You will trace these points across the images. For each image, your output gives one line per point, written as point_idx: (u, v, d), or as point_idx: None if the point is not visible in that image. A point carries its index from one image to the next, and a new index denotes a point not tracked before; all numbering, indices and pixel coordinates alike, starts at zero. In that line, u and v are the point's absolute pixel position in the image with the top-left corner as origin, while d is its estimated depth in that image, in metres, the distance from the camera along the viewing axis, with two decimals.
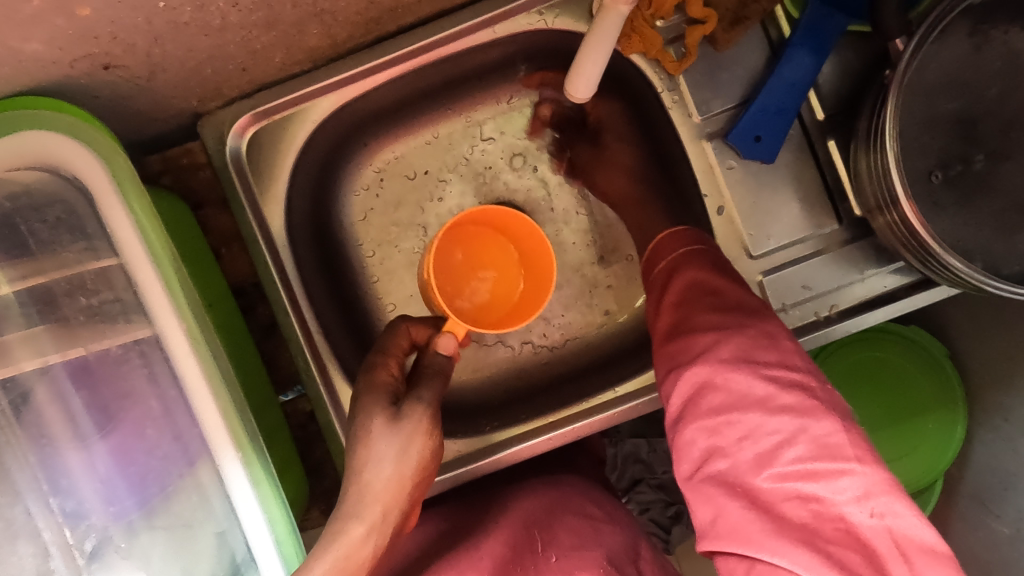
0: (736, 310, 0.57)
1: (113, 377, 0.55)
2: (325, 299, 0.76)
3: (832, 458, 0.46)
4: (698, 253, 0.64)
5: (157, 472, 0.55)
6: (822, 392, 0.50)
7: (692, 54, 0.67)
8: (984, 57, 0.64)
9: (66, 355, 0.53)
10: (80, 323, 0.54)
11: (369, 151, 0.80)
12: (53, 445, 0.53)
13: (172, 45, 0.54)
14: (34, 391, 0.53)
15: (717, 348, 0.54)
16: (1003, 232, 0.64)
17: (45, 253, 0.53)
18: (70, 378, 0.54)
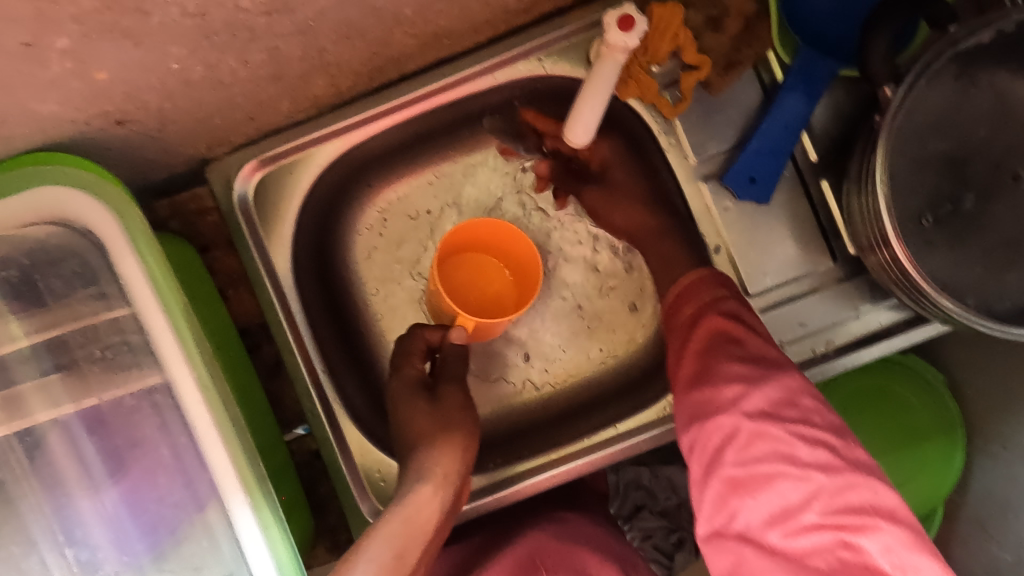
0: (762, 357, 0.57)
1: (124, 425, 0.56)
2: (330, 338, 0.77)
3: (859, 516, 0.48)
4: (718, 301, 0.62)
5: (167, 518, 0.56)
6: (844, 447, 0.52)
7: (688, 98, 0.69)
8: (972, 99, 0.66)
9: (80, 405, 0.55)
10: (93, 373, 0.55)
11: (372, 192, 0.81)
12: (66, 494, 0.55)
13: (182, 100, 0.55)
14: (49, 441, 0.55)
15: (744, 401, 0.54)
16: (996, 269, 0.66)
17: (61, 305, 0.55)
18: (83, 428, 0.55)
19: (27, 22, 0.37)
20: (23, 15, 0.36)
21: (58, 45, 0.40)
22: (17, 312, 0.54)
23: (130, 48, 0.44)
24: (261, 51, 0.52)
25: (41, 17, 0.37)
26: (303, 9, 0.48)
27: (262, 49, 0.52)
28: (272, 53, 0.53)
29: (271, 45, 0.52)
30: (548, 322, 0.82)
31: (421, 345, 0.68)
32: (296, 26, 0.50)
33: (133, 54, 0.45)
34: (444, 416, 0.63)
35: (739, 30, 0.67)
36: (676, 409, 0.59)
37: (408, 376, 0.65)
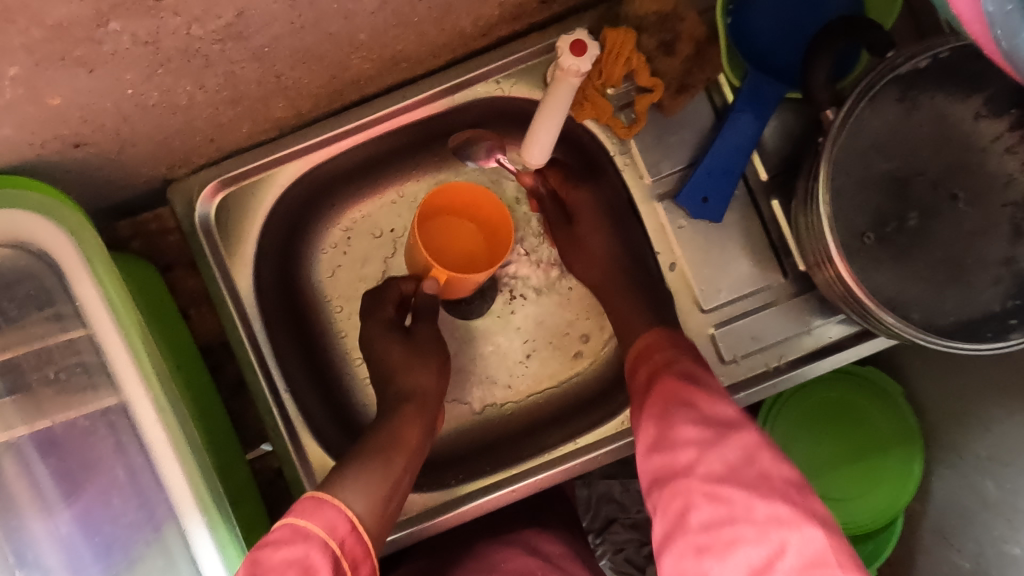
0: (714, 414, 0.58)
1: (78, 446, 0.56)
2: (293, 356, 0.78)
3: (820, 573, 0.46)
4: (671, 362, 0.64)
5: (122, 539, 0.56)
6: (805, 498, 0.51)
7: (642, 120, 0.71)
8: (913, 121, 0.69)
9: (33, 427, 0.55)
10: (47, 396, 0.55)
11: (336, 211, 0.82)
12: (17, 516, 0.54)
13: (140, 123, 0.56)
14: (1, 463, 0.54)
15: (699, 464, 0.55)
16: (937, 284, 0.69)
17: (14, 329, 0.54)
18: (35, 449, 0.55)
19: None
20: None
21: (10, 73, 0.41)
22: None
23: (84, 74, 0.44)
24: (217, 75, 0.53)
25: None
26: (258, 36, 0.49)
27: (218, 74, 0.52)
28: (229, 77, 0.54)
29: (227, 69, 0.52)
30: (511, 337, 0.84)
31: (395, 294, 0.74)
32: (252, 52, 0.51)
33: (87, 81, 0.46)
34: (418, 350, 0.72)
35: (691, 53, 0.69)
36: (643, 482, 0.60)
37: (383, 318, 0.73)
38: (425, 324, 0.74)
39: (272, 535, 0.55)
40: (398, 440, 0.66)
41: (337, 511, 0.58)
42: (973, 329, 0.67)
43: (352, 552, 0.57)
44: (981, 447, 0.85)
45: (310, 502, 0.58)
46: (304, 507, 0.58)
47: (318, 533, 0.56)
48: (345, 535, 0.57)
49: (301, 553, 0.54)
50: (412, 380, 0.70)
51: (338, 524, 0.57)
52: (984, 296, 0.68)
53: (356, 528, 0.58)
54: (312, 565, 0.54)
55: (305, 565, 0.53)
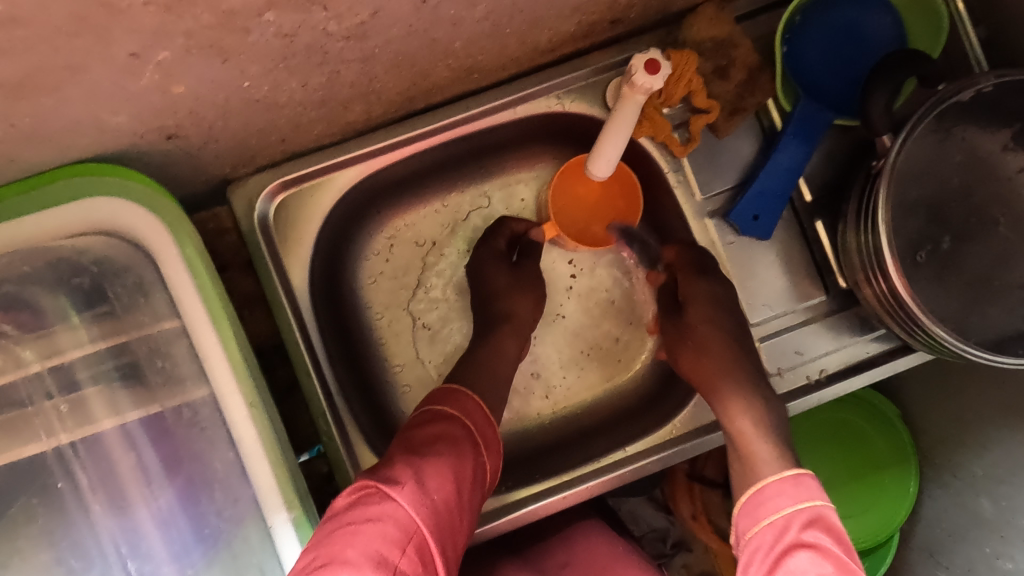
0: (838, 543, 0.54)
1: (182, 441, 0.58)
2: (340, 362, 0.77)
3: None
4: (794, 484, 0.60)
5: (222, 530, 0.59)
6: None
7: (696, 139, 0.74)
8: (948, 150, 0.73)
9: (141, 413, 0.58)
10: (156, 384, 0.58)
11: (382, 219, 0.82)
12: (127, 506, 0.58)
13: (234, 119, 0.56)
14: (113, 454, 0.58)
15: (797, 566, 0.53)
16: (968, 306, 0.72)
17: (127, 314, 0.58)
18: (145, 439, 0.58)
19: (146, 33, 0.38)
20: (146, 26, 0.37)
21: (159, 57, 0.41)
22: (87, 318, 0.57)
23: (218, 63, 0.45)
24: (323, 74, 0.54)
25: (160, 30, 0.38)
26: (375, 37, 0.50)
27: (325, 73, 0.54)
28: (332, 77, 0.55)
29: (334, 69, 0.53)
30: (550, 348, 0.85)
31: (507, 233, 0.81)
32: (363, 53, 0.52)
33: (216, 71, 0.46)
34: (521, 281, 0.80)
35: (743, 79, 0.72)
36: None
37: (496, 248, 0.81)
38: (530, 261, 0.81)
39: (415, 418, 0.64)
40: (498, 356, 0.75)
41: (466, 397, 0.68)
42: (1007, 346, 0.70)
43: (484, 433, 0.66)
44: (977, 464, 0.89)
45: (443, 391, 0.68)
46: (439, 395, 0.67)
47: (455, 413, 0.65)
48: (475, 417, 0.66)
49: (443, 427, 0.63)
50: (510, 306, 0.78)
51: (470, 408, 0.67)
52: (1012, 317, 0.71)
53: (484, 411, 0.68)
54: (454, 435, 0.63)
55: (448, 436, 0.62)
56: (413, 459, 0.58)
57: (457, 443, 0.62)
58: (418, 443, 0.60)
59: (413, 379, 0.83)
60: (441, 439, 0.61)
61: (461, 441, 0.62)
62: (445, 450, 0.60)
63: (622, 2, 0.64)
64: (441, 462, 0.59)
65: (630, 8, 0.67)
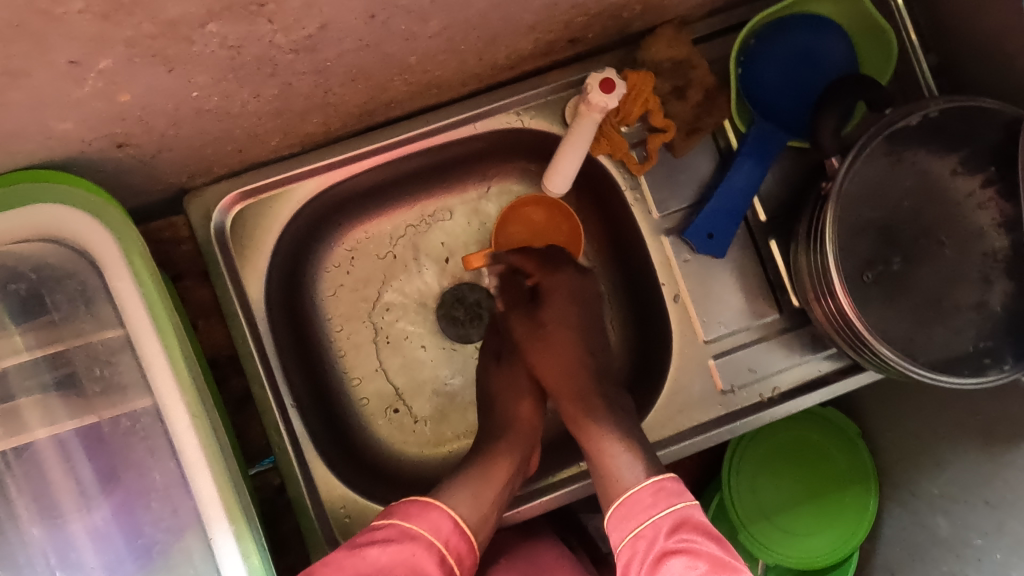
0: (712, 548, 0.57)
1: (121, 449, 0.58)
2: (296, 374, 0.77)
3: None
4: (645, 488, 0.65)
5: (159, 543, 0.58)
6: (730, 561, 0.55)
7: (653, 158, 0.75)
8: (898, 174, 0.74)
9: (80, 421, 0.58)
10: (93, 393, 0.58)
11: (343, 231, 0.83)
12: (59, 516, 0.58)
13: (186, 128, 0.56)
14: (46, 462, 0.57)
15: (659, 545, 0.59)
16: (918, 325, 0.73)
17: (64, 323, 0.57)
18: (81, 446, 0.58)
19: (85, 39, 0.38)
20: (84, 34, 0.37)
21: (100, 65, 0.41)
22: (22, 326, 0.57)
23: (164, 72, 0.45)
24: (275, 86, 0.54)
25: (99, 38, 0.38)
26: (328, 50, 0.50)
27: (277, 85, 0.54)
28: (284, 89, 0.55)
29: (286, 81, 0.54)
30: None
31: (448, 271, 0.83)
32: (314, 66, 0.53)
33: (163, 80, 0.46)
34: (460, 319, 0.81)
35: (701, 99, 0.73)
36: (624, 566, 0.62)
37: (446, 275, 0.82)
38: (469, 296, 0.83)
39: (407, 505, 0.66)
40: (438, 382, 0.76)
41: (444, 517, 0.65)
42: (953, 366, 0.72)
43: (478, 523, 0.67)
44: (932, 482, 0.90)
45: (419, 506, 0.65)
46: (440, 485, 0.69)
47: (422, 531, 0.63)
48: (471, 508, 0.67)
49: (436, 522, 0.64)
50: None
51: (465, 497, 0.68)
52: (961, 337, 0.73)
53: (486, 497, 0.69)
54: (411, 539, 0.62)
55: (433, 536, 0.63)
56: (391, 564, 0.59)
57: (443, 547, 0.63)
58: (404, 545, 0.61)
59: (371, 392, 0.83)
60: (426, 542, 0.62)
61: (448, 542, 0.64)
62: (426, 556, 0.62)
63: (578, 22, 0.65)
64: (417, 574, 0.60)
65: (587, 28, 0.68)
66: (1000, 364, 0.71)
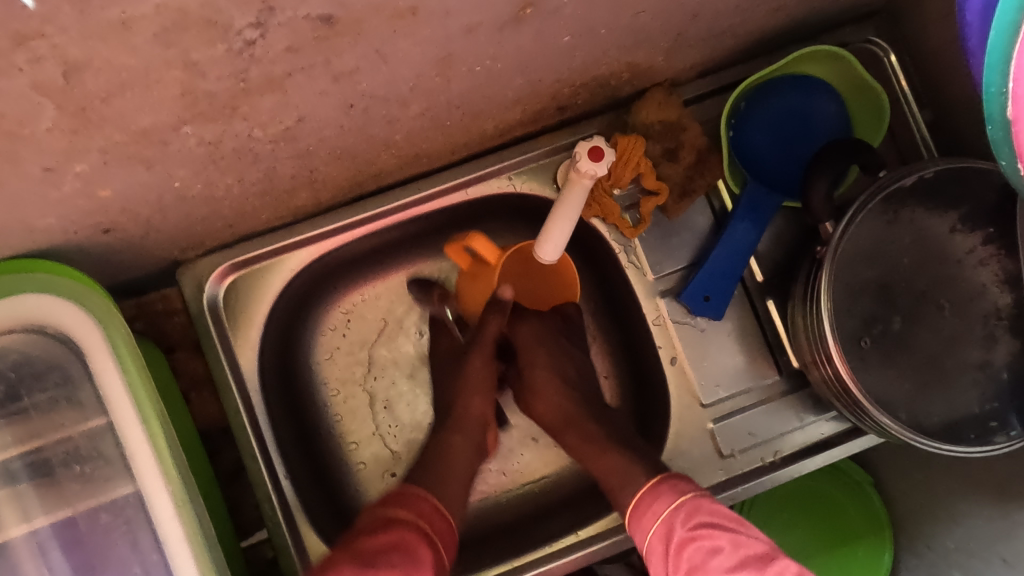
0: (738, 537, 0.57)
1: (99, 543, 0.57)
2: (291, 443, 0.77)
3: (754, 568, 0.54)
4: (663, 482, 0.64)
5: None
6: (739, 524, 0.58)
7: (646, 221, 0.75)
8: (895, 234, 0.71)
9: (52, 517, 0.57)
10: (72, 488, 0.57)
11: (337, 293, 0.81)
12: None
13: (172, 212, 0.56)
14: (19, 556, 0.56)
15: (680, 510, 0.61)
16: (921, 388, 0.70)
17: (42, 418, 0.57)
18: (57, 541, 0.57)
19: (57, 151, 0.38)
20: (55, 147, 0.37)
21: (76, 169, 0.41)
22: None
23: (143, 169, 0.45)
24: (258, 170, 0.54)
25: (70, 149, 0.38)
26: (308, 138, 0.51)
27: (259, 169, 0.54)
28: (267, 172, 0.55)
29: (268, 166, 0.54)
30: (507, 424, 0.83)
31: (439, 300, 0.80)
32: (296, 151, 0.53)
33: (142, 175, 0.46)
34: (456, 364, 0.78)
35: (693, 161, 0.72)
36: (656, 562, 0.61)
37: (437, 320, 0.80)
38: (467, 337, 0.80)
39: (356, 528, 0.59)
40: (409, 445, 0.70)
41: (421, 499, 0.63)
42: (959, 432, 0.69)
43: (441, 532, 0.61)
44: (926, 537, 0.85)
45: (403, 495, 0.63)
46: (396, 499, 0.63)
47: (409, 516, 0.60)
48: (429, 516, 0.62)
49: (399, 536, 0.57)
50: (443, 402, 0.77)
51: (424, 510, 0.62)
52: (964, 400, 0.70)
53: (441, 512, 0.63)
54: (407, 541, 0.57)
55: (402, 546, 0.56)
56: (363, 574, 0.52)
57: (415, 553, 0.56)
58: (369, 555, 0.54)
59: (369, 457, 0.81)
60: (396, 550, 0.55)
61: (419, 551, 0.57)
62: (399, 561, 0.54)
63: (565, 92, 0.65)
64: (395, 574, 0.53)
65: (575, 96, 0.68)
66: (1006, 429, 0.69)
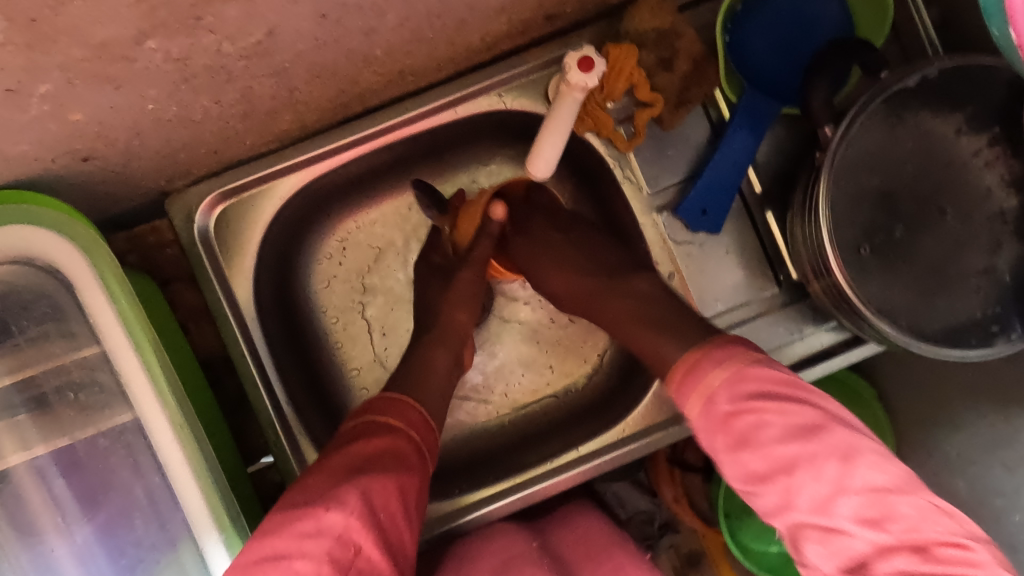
0: (786, 407, 0.50)
1: (100, 468, 0.59)
2: (294, 369, 0.77)
3: (805, 440, 0.49)
4: (707, 350, 0.56)
5: (145, 560, 0.59)
6: (790, 389, 0.51)
7: (641, 134, 0.72)
8: (899, 138, 0.69)
9: (52, 445, 0.58)
10: (67, 416, 0.59)
11: (331, 221, 0.80)
12: (42, 539, 0.57)
13: (151, 137, 0.55)
14: (22, 483, 0.57)
15: (722, 381, 0.53)
16: (923, 294, 0.69)
17: (32, 348, 0.57)
18: (58, 468, 0.58)
19: (16, 69, 0.37)
20: (13, 65, 0.36)
21: (40, 90, 0.40)
22: None
23: (111, 89, 0.44)
24: (234, 90, 0.53)
25: (31, 66, 0.37)
26: (281, 52, 0.49)
27: (235, 89, 0.52)
28: (244, 92, 0.54)
29: (244, 84, 0.52)
30: (509, 349, 0.83)
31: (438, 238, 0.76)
32: (272, 67, 0.51)
33: (113, 96, 0.45)
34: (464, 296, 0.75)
35: (689, 70, 0.70)
36: (696, 417, 0.55)
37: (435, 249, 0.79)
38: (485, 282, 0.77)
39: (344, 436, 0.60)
40: (418, 369, 0.69)
41: (409, 408, 0.63)
42: (960, 336, 0.68)
43: (427, 440, 0.63)
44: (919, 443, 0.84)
45: (386, 402, 0.63)
46: (379, 403, 0.63)
47: (399, 425, 0.61)
48: (419, 428, 0.63)
49: (389, 441, 0.59)
50: None
51: (413, 419, 0.63)
52: (966, 305, 0.68)
53: (426, 422, 0.64)
54: (399, 449, 0.59)
55: (392, 451, 0.58)
56: (356, 478, 0.54)
57: (403, 456, 0.59)
58: (359, 461, 0.56)
59: (370, 382, 0.81)
60: (385, 455, 0.58)
61: (408, 455, 0.59)
62: (389, 466, 0.57)
63: None
64: (386, 479, 0.55)
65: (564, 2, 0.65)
66: (1007, 332, 0.68)
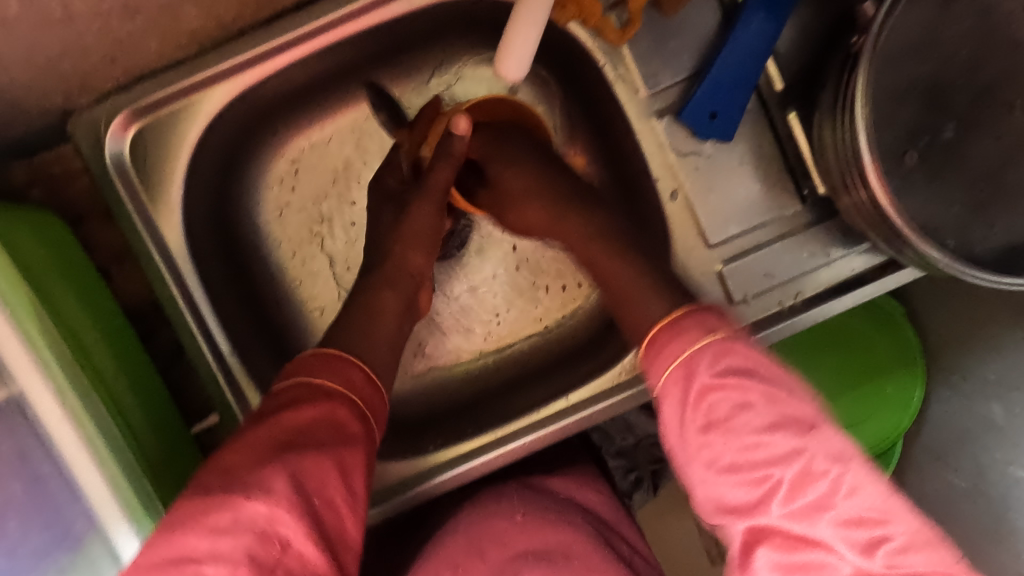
0: (777, 393, 0.46)
1: None
2: (241, 315, 0.68)
3: (794, 432, 0.45)
4: (690, 318, 0.50)
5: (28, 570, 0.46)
6: (782, 378, 0.47)
7: (636, 21, 0.59)
8: (953, 14, 0.55)
9: None
10: None
11: (279, 138, 0.68)
12: None
13: (7, 46, 0.43)
14: None
15: (709, 352, 0.48)
16: (975, 207, 0.57)
17: None
18: None
19: None
20: None
21: None
22: None
23: None
24: None
25: None
26: None
27: None
28: None
29: None
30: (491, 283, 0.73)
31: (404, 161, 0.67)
32: None
33: None
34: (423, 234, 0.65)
35: None
36: (664, 394, 0.49)
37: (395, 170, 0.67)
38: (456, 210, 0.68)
39: (268, 404, 0.49)
40: (374, 316, 0.60)
41: (353, 366, 0.53)
42: (1018, 260, 0.57)
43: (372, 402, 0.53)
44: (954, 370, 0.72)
45: (321, 358, 0.52)
46: (311, 360, 0.52)
47: (339, 387, 0.51)
48: (359, 385, 0.52)
49: (327, 407, 0.49)
50: None
51: (355, 378, 0.53)
52: None
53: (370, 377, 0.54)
54: (338, 418, 0.49)
55: (329, 420, 0.48)
56: (287, 455, 0.46)
57: (342, 428, 0.49)
58: (291, 433, 0.47)
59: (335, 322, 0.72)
60: (319, 424, 0.48)
61: (349, 424, 0.49)
62: (326, 440, 0.47)
63: None
64: (322, 454, 0.47)
65: None
66: None
